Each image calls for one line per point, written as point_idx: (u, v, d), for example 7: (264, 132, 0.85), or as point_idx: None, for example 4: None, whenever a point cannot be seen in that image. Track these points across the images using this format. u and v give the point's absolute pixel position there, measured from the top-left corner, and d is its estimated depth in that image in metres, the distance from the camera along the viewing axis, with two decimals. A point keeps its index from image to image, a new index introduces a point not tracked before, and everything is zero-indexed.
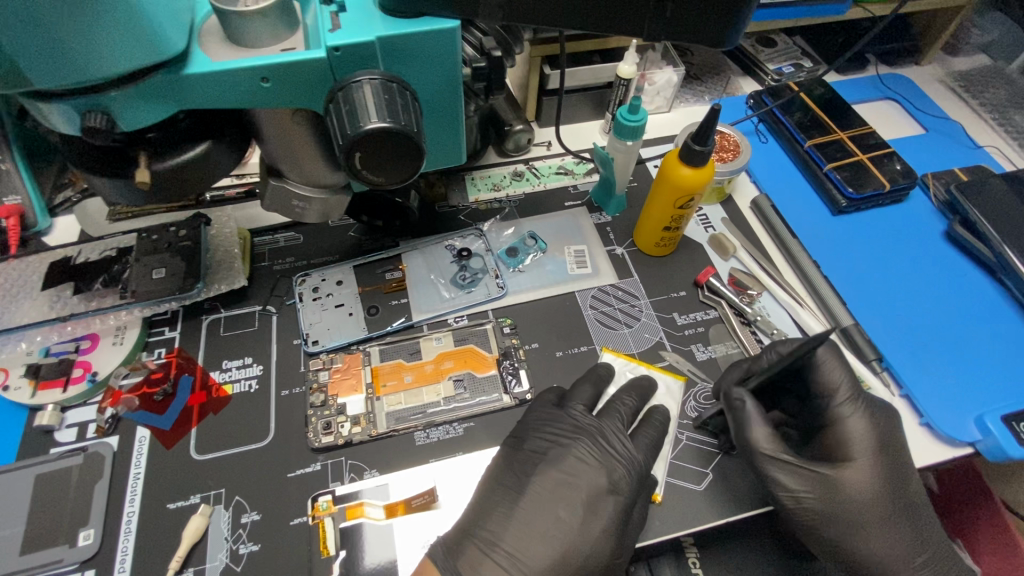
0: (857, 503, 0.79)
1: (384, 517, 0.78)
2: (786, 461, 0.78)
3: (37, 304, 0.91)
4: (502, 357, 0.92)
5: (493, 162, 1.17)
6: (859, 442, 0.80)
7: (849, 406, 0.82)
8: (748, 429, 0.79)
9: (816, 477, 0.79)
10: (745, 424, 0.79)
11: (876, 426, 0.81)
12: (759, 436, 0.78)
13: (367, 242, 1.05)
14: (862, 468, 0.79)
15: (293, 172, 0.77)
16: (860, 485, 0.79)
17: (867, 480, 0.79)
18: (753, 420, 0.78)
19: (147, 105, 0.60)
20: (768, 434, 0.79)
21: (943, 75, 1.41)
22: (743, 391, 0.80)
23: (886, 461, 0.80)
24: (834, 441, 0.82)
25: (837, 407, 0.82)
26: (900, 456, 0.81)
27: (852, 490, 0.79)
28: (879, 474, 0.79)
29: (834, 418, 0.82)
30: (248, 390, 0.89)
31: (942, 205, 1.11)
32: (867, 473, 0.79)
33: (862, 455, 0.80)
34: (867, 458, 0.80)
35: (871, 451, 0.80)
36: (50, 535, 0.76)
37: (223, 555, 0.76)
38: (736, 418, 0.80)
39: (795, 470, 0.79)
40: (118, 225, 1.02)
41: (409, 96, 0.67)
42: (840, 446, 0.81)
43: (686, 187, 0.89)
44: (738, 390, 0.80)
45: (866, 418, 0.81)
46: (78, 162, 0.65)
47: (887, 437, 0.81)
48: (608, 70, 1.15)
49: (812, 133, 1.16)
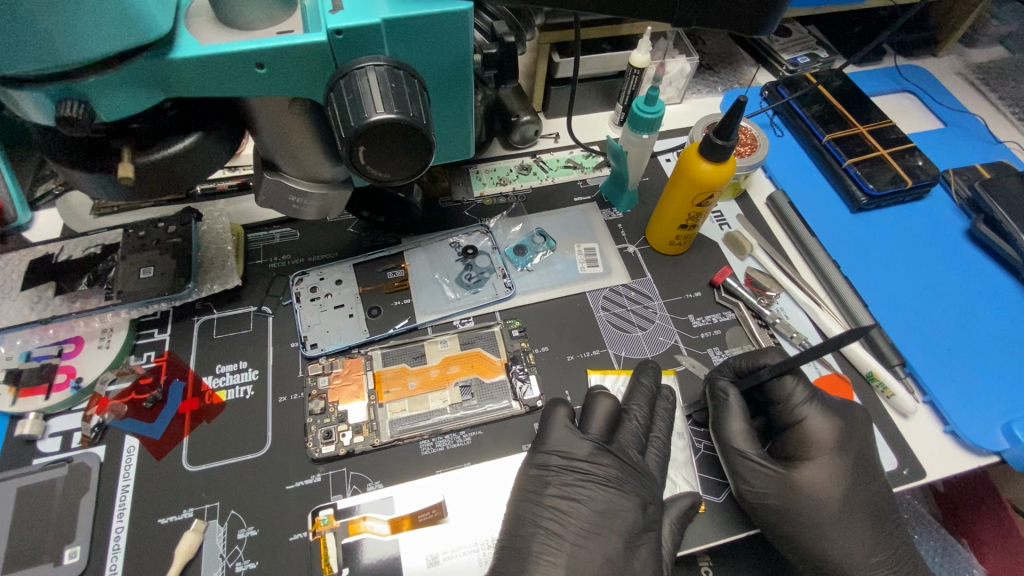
0: (814, 500, 0.77)
1: (388, 532, 0.74)
2: (753, 460, 0.78)
3: (17, 305, 0.85)
4: (510, 362, 0.88)
5: (498, 155, 1.12)
6: (822, 442, 0.79)
7: (817, 403, 0.81)
8: (726, 421, 0.81)
9: (775, 472, 0.78)
10: (725, 417, 0.81)
11: (840, 426, 0.80)
12: (735, 430, 0.80)
13: (367, 239, 1.00)
14: (821, 466, 0.78)
15: (289, 166, 0.72)
16: (818, 483, 0.78)
17: (825, 478, 0.78)
18: (735, 415, 0.80)
19: (129, 92, 0.55)
20: (744, 430, 0.80)
21: (962, 67, 1.36)
22: (729, 383, 0.83)
23: (849, 462, 0.78)
24: (795, 440, 0.81)
25: (802, 405, 0.81)
26: (868, 456, 0.79)
27: (810, 486, 0.78)
28: (838, 473, 0.78)
29: (797, 417, 0.81)
30: (243, 396, 0.84)
31: (964, 203, 1.07)
32: (825, 471, 0.78)
33: (821, 453, 0.79)
34: (825, 456, 0.79)
35: (830, 450, 0.78)
36: (33, 552, 0.72)
37: (219, 573, 0.72)
38: (718, 410, 0.82)
39: (756, 465, 0.78)
40: (103, 219, 0.97)
41: (417, 84, 0.62)
42: (802, 445, 0.80)
43: (706, 183, 0.84)
44: (724, 382, 0.83)
45: (826, 417, 0.80)
46: (55, 156, 0.60)
47: (852, 437, 0.79)
48: (620, 59, 1.09)
49: (830, 126, 1.11)
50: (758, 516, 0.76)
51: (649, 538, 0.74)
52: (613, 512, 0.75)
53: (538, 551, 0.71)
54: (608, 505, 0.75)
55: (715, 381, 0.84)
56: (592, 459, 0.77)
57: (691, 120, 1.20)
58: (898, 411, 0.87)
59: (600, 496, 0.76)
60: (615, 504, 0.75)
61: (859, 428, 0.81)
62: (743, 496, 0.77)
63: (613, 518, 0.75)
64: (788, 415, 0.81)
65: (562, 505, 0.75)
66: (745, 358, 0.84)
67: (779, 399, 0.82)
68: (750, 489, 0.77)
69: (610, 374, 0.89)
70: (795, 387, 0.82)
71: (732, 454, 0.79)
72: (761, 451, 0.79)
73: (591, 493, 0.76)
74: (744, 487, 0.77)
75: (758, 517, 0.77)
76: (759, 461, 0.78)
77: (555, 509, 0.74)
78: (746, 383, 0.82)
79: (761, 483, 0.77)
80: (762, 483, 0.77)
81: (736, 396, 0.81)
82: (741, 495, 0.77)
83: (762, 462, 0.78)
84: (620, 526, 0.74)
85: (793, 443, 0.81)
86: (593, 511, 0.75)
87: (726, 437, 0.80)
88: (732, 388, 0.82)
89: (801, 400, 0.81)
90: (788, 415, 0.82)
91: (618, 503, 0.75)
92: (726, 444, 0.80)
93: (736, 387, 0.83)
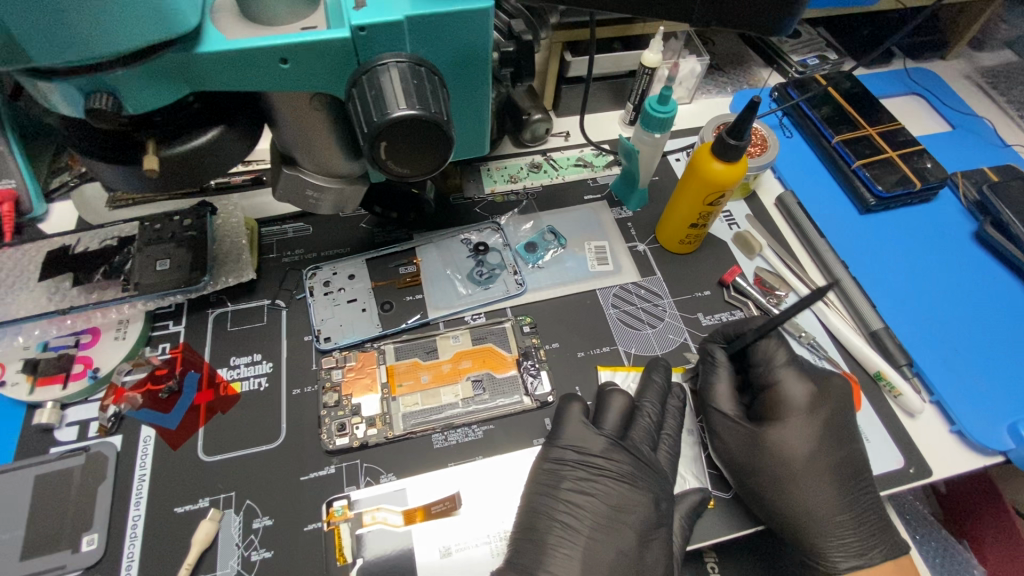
0: (783, 457, 0.78)
1: (402, 524, 0.75)
2: (729, 417, 0.81)
3: (34, 296, 0.86)
4: (522, 357, 0.89)
5: (509, 152, 1.12)
6: (796, 402, 0.81)
7: (795, 367, 0.83)
8: (712, 384, 0.85)
9: (747, 429, 0.80)
10: (711, 381, 0.85)
11: (813, 389, 0.82)
12: (720, 394, 0.84)
13: (379, 234, 1.01)
14: (792, 425, 0.80)
15: (308, 161, 0.73)
16: (787, 441, 0.79)
17: (794, 437, 0.79)
18: (722, 379, 0.84)
19: (156, 86, 0.56)
20: (729, 395, 0.84)
21: (970, 71, 1.36)
22: (717, 347, 0.86)
23: (820, 423, 0.79)
24: (770, 401, 0.83)
25: (780, 368, 0.84)
26: (841, 420, 0.80)
27: (780, 444, 0.79)
28: (808, 433, 0.79)
29: (774, 379, 0.84)
30: (258, 388, 0.85)
31: (971, 205, 1.08)
32: (796, 429, 0.80)
33: (794, 413, 0.81)
34: (797, 416, 0.80)
35: (803, 411, 0.80)
36: (51, 539, 0.73)
37: (235, 561, 0.73)
38: (707, 372, 0.86)
39: (731, 422, 0.81)
40: (118, 212, 0.98)
41: (438, 81, 0.62)
42: (777, 405, 0.82)
43: (717, 182, 0.85)
44: (712, 346, 0.87)
45: (801, 380, 0.82)
46: (82, 148, 0.61)
47: (825, 400, 0.81)
48: (631, 58, 1.10)
49: (840, 128, 1.12)
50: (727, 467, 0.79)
51: (661, 534, 0.75)
52: (626, 508, 0.76)
53: (553, 544, 0.73)
54: (621, 500, 0.76)
55: (704, 344, 0.88)
56: (606, 455, 0.78)
57: (700, 121, 1.20)
58: (905, 410, 0.88)
59: (614, 491, 0.77)
60: (628, 499, 0.76)
61: (835, 392, 0.82)
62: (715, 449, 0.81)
63: (626, 513, 0.76)
64: (765, 377, 0.84)
65: (576, 499, 0.76)
66: (733, 324, 0.87)
67: (760, 361, 0.86)
68: (722, 444, 0.81)
69: (621, 371, 0.90)
70: (775, 349, 0.85)
71: (712, 411, 0.83)
72: (738, 410, 0.83)
73: (604, 488, 0.77)
74: (719, 444, 0.81)
75: (727, 470, 0.79)
76: (733, 416, 0.81)
77: (570, 504, 0.75)
78: (732, 346, 0.85)
79: (732, 436, 0.80)
80: (733, 438, 0.80)
81: (724, 358, 0.85)
82: (717, 453, 0.81)
83: (736, 418, 0.81)
84: (633, 520, 0.75)
85: (768, 404, 0.83)
86: (606, 506, 0.76)
87: (709, 397, 0.84)
88: (719, 350, 0.86)
89: (780, 363, 0.84)
90: (765, 377, 0.85)
91: (630, 498, 0.76)
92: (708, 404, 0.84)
93: (724, 351, 0.86)
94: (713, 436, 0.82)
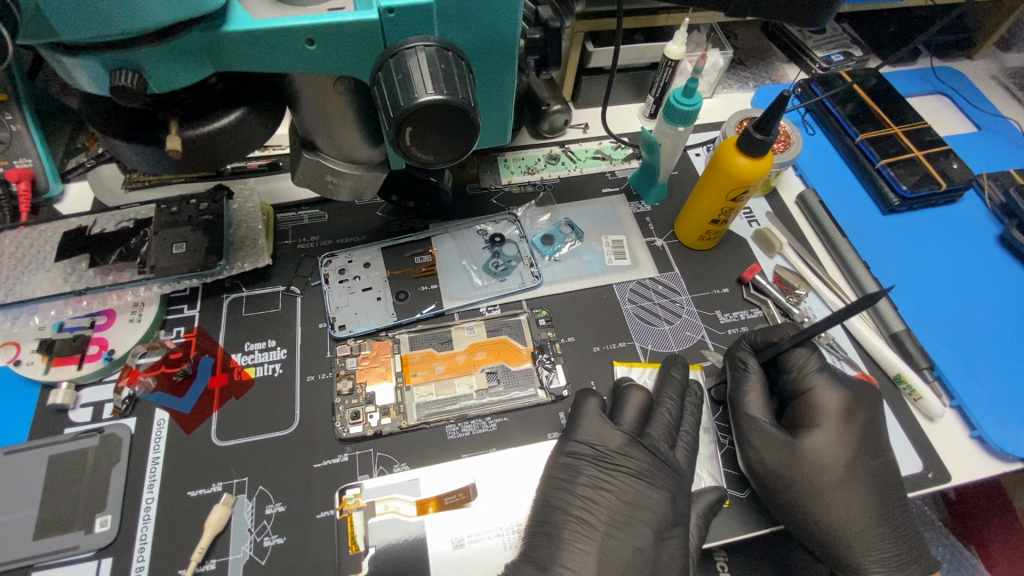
0: (818, 467, 0.77)
1: (415, 514, 0.74)
2: (762, 426, 0.79)
3: (50, 276, 0.86)
4: (537, 350, 0.88)
5: (527, 143, 1.11)
6: (829, 409, 0.80)
7: (828, 375, 0.82)
8: (743, 392, 0.83)
9: (780, 438, 0.79)
10: (742, 388, 0.83)
11: (848, 397, 0.81)
12: (753, 402, 0.82)
13: (395, 223, 1.00)
14: (826, 433, 0.79)
15: (328, 146, 0.72)
16: (822, 450, 0.78)
17: (829, 445, 0.78)
18: (753, 386, 0.82)
19: (181, 64, 0.55)
20: (762, 402, 0.81)
21: (996, 71, 1.33)
22: (748, 354, 0.85)
23: (854, 432, 0.79)
24: (803, 408, 0.82)
25: (813, 374, 0.82)
26: (874, 429, 0.79)
27: (814, 454, 0.78)
28: (843, 442, 0.78)
29: (806, 386, 0.82)
30: (272, 373, 0.85)
31: (996, 208, 1.06)
32: (831, 438, 0.79)
33: (827, 421, 0.80)
34: (831, 424, 0.79)
35: (836, 418, 0.79)
36: (64, 520, 0.73)
37: (247, 547, 0.73)
38: (737, 377, 0.84)
39: (764, 430, 0.79)
40: (134, 194, 0.98)
41: (465, 66, 0.61)
42: (809, 413, 0.81)
43: (741, 178, 0.83)
44: (743, 353, 0.85)
45: (835, 387, 0.81)
46: (102, 126, 0.60)
47: (859, 409, 0.80)
48: (653, 50, 1.08)
49: (864, 126, 1.10)
50: (760, 481, 0.77)
51: (678, 532, 0.74)
52: (642, 504, 0.75)
53: (568, 538, 0.72)
54: (637, 497, 0.76)
55: (734, 351, 0.86)
56: (622, 451, 0.78)
57: (721, 115, 1.19)
58: (925, 414, 0.87)
59: (630, 488, 0.76)
60: (644, 495, 0.76)
61: (867, 401, 0.81)
62: (747, 459, 0.79)
63: (642, 510, 0.75)
64: (797, 384, 0.83)
65: (591, 495, 0.75)
66: (761, 333, 0.86)
67: (791, 367, 0.84)
68: (755, 455, 0.78)
69: (637, 366, 0.89)
70: (808, 357, 0.83)
71: (743, 418, 0.81)
72: (769, 417, 0.81)
73: (619, 484, 0.76)
74: (750, 452, 0.79)
75: (758, 480, 0.77)
76: (767, 425, 0.79)
77: (585, 499, 0.75)
78: (764, 354, 0.84)
79: (766, 447, 0.78)
80: (767, 449, 0.78)
81: (756, 365, 0.84)
82: (748, 462, 0.79)
83: (770, 427, 0.79)
84: (649, 518, 0.75)
85: (800, 411, 0.82)
86: (622, 503, 0.75)
87: (741, 404, 0.82)
88: (751, 358, 0.84)
89: (813, 370, 0.83)
90: (797, 384, 0.83)
91: (646, 495, 0.76)
92: (740, 410, 0.82)
93: (756, 359, 0.85)
94: (744, 444, 0.80)
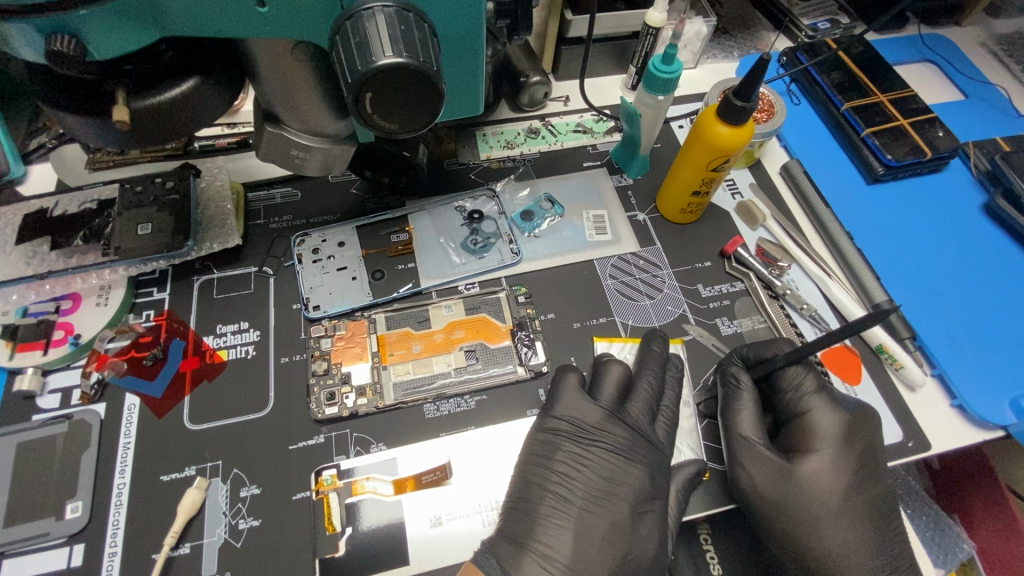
0: (815, 495, 0.75)
1: (392, 493, 0.74)
2: (756, 447, 0.76)
3: (11, 260, 0.83)
4: (516, 327, 0.87)
5: (505, 117, 1.08)
6: (827, 433, 0.77)
7: (826, 395, 0.79)
8: (736, 410, 0.79)
9: (775, 462, 0.76)
10: (734, 407, 0.79)
11: (846, 419, 0.77)
12: (744, 421, 0.78)
13: (370, 201, 0.97)
14: (823, 458, 0.76)
15: (292, 119, 0.69)
16: (819, 477, 0.75)
17: (826, 471, 0.75)
18: (746, 405, 0.78)
19: (123, 29, 0.51)
20: (754, 422, 0.78)
21: (985, 38, 1.30)
22: (741, 369, 0.80)
23: (852, 457, 0.76)
24: (799, 431, 0.79)
25: (810, 396, 0.79)
26: (874, 453, 0.76)
27: (810, 479, 0.75)
28: (841, 468, 0.75)
29: (803, 407, 0.79)
30: (245, 356, 0.83)
31: (982, 176, 1.05)
32: (828, 464, 0.76)
33: (824, 445, 0.76)
34: (829, 448, 0.76)
35: (834, 443, 0.76)
36: (35, 506, 0.71)
37: (222, 530, 0.72)
38: (729, 395, 0.80)
39: (757, 453, 0.76)
40: (98, 174, 0.94)
41: (428, 29, 0.58)
42: (806, 436, 0.78)
43: (721, 147, 0.81)
44: (735, 368, 0.81)
45: (832, 408, 0.78)
46: (47, 97, 0.57)
47: (859, 432, 0.77)
48: (635, 17, 1.04)
49: (850, 94, 1.08)
50: (752, 508, 0.75)
51: (656, 506, 0.74)
52: (620, 480, 0.75)
53: (545, 514, 0.72)
54: (615, 472, 0.75)
55: (726, 366, 0.82)
56: (602, 427, 0.77)
57: (705, 86, 1.16)
58: (905, 383, 0.87)
59: (608, 463, 0.76)
60: (622, 471, 0.75)
61: (870, 421, 0.77)
62: (741, 483, 0.76)
63: (620, 485, 0.75)
64: (793, 406, 0.80)
65: (570, 471, 0.75)
66: (754, 348, 0.82)
67: (787, 387, 0.80)
68: (748, 480, 0.75)
69: (617, 342, 0.88)
70: (804, 376, 0.80)
71: (737, 440, 0.77)
72: (763, 439, 0.78)
73: (598, 459, 0.76)
74: (744, 476, 0.76)
75: (749, 503, 0.76)
76: (763, 448, 0.76)
77: (563, 475, 0.74)
78: (758, 371, 0.79)
79: (760, 473, 0.75)
80: (760, 473, 0.75)
81: (749, 383, 0.79)
82: (741, 488, 0.76)
83: (764, 449, 0.76)
84: (628, 493, 0.74)
85: (796, 433, 0.79)
86: (600, 478, 0.75)
87: (732, 423, 0.78)
88: (744, 374, 0.80)
89: (809, 390, 0.79)
90: (794, 405, 0.80)
91: (625, 471, 0.75)
92: (733, 431, 0.78)
93: (749, 374, 0.80)
94: (737, 468, 0.76)
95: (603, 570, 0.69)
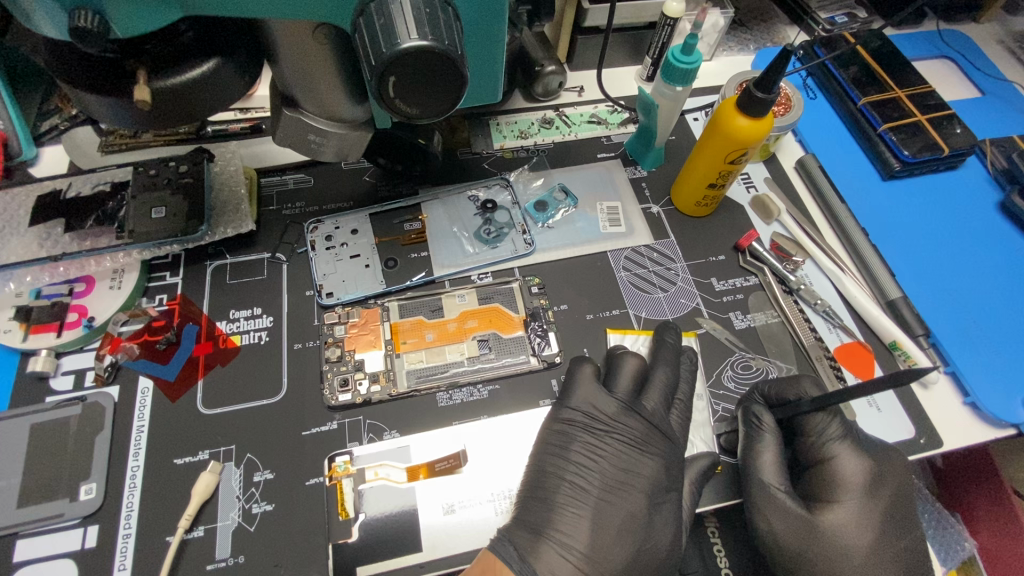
0: (839, 548, 0.73)
1: (406, 480, 0.74)
2: (777, 495, 0.75)
3: (25, 240, 0.83)
4: (529, 318, 0.87)
5: (519, 107, 1.07)
6: (851, 482, 0.75)
7: (851, 442, 0.76)
8: (757, 451, 0.77)
9: (796, 512, 0.75)
10: (757, 448, 0.77)
11: (872, 468, 0.75)
12: (767, 464, 0.76)
13: (383, 188, 0.97)
14: (847, 509, 0.74)
15: (310, 103, 0.69)
16: (845, 529, 0.73)
17: (852, 522, 0.74)
18: (769, 447, 0.76)
19: (144, 7, 0.50)
20: (776, 466, 0.76)
21: (1002, 35, 1.29)
22: (764, 409, 0.78)
23: (878, 509, 0.74)
24: (822, 479, 0.77)
25: (834, 442, 0.76)
26: (898, 505, 0.75)
27: (835, 531, 0.73)
28: (865, 519, 0.74)
29: (826, 455, 0.76)
30: (258, 341, 0.83)
31: (998, 173, 1.04)
32: (852, 515, 0.74)
33: (848, 495, 0.75)
34: (853, 499, 0.74)
35: (858, 493, 0.75)
36: (50, 487, 0.71)
37: (235, 514, 0.72)
38: (751, 435, 0.78)
39: (778, 500, 0.75)
40: (111, 157, 0.94)
41: (452, 13, 0.57)
42: (830, 485, 0.76)
43: (740, 139, 0.80)
44: (758, 408, 0.79)
45: (858, 457, 0.75)
46: (67, 75, 0.56)
47: (884, 483, 0.75)
48: (652, 8, 1.03)
49: (867, 89, 1.07)
50: (775, 558, 0.75)
51: (671, 498, 0.74)
52: (635, 471, 0.75)
53: (562, 502, 0.72)
54: (631, 463, 0.75)
55: (748, 406, 0.80)
56: (617, 418, 0.77)
57: (720, 79, 1.15)
58: (918, 380, 0.86)
59: (624, 454, 0.76)
60: (637, 462, 0.75)
61: (892, 471, 0.76)
62: (760, 530, 0.75)
63: (635, 477, 0.75)
64: (816, 451, 0.77)
65: (586, 461, 0.75)
66: (776, 385, 0.79)
67: (810, 433, 0.78)
68: (768, 527, 0.75)
69: (630, 334, 0.87)
70: (828, 422, 0.76)
71: (756, 484, 0.76)
72: (786, 487, 0.76)
73: (613, 450, 0.76)
74: (765, 524, 0.75)
75: (771, 551, 0.75)
76: (786, 497, 0.75)
77: (579, 465, 0.74)
78: (781, 411, 0.77)
79: (781, 520, 0.74)
80: (780, 521, 0.74)
81: (771, 423, 0.77)
82: (761, 535, 0.75)
83: (785, 497, 0.75)
84: (644, 484, 0.74)
85: (819, 481, 0.77)
86: (615, 469, 0.75)
87: (754, 466, 0.76)
88: (766, 414, 0.78)
89: (834, 437, 0.76)
90: (816, 451, 0.77)
91: (641, 462, 0.75)
92: (753, 475, 0.76)
93: (771, 414, 0.78)
94: (757, 514, 0.75)
95: (620, 559, 0.69)
